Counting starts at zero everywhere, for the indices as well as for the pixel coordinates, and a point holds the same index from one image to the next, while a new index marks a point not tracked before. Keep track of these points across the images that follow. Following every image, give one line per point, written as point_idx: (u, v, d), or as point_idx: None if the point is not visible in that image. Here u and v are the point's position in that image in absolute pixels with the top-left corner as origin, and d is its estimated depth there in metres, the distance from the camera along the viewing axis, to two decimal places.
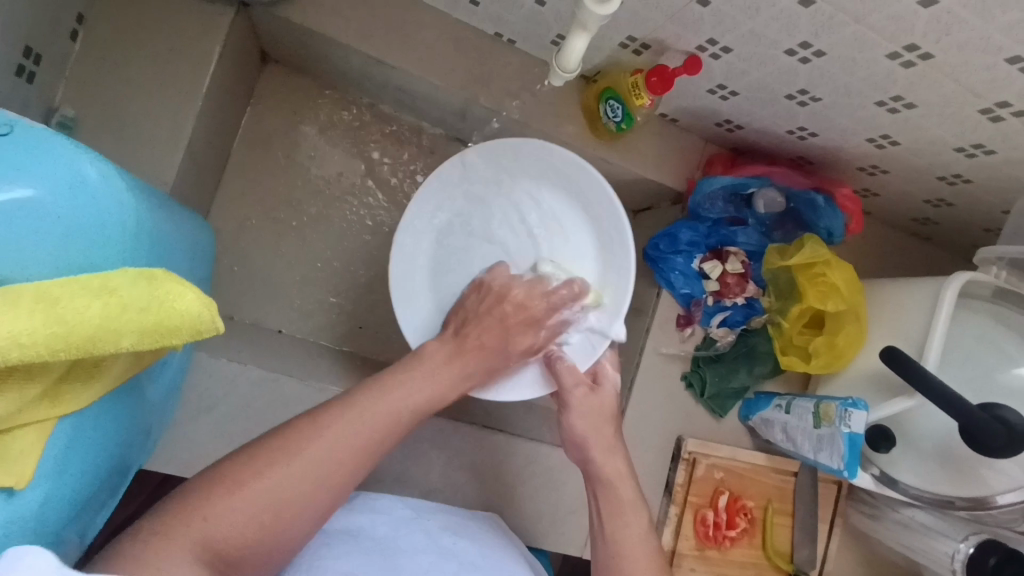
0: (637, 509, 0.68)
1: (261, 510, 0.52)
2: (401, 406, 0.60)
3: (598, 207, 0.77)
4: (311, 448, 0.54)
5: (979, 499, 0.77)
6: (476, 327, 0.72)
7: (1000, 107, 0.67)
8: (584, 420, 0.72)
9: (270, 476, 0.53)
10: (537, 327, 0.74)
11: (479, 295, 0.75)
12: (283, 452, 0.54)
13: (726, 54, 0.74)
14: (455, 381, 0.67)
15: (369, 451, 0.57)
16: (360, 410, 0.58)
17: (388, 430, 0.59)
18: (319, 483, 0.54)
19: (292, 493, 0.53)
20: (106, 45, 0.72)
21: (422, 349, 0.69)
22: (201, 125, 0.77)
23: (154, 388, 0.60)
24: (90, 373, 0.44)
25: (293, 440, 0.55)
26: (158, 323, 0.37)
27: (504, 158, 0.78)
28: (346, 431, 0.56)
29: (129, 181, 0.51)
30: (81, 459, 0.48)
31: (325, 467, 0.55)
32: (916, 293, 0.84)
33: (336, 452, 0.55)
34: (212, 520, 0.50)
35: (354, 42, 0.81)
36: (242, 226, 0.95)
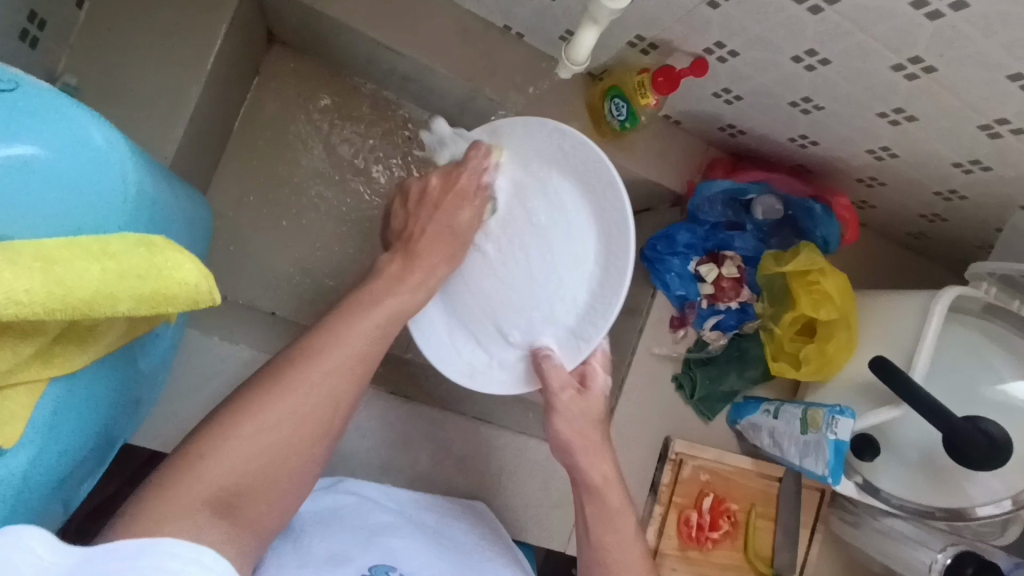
0: (624, 516, 0.69)
1: (263, 437, 0.52)
2: (377, 324, 0.62)
3: (608, 206, 0.68)
4: (301, 373, 0.56)
5: (957, 509, 0.79)
6: (416, 222, 0.74)
7: (999, 124, 0.68)
8: (569, 423, 0.71)
9: (264, 405, 0.53)
10: (469, 199, 0.74)
11: (402, 199, 0.79)
12: (271, 383, 0.55)
13: (733, 58, 0.75)
14: (419, 284, 0.69)
15: (354, 366, 0.59)
16: (339, 333, 0.59)
17: (373, 350, 0.61)
18: (320, 402, 0.56)
19: (294, 415, 0.54)
20: (111, 15, 0.71)
21: (378, 267, 0.71)
22: (204, 101, 0.77)
23: (146, 359, 0.59)
24: (84, 337, 0.44)
25: (276, 370, 0.56)
26: (158, 291, 0.37)
27: (521, 137, 0.72)
28: (329, 350, 0.58)
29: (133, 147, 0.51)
30: (70, 424, 0.48)
31: (317, 381, 0.56)
32: (907, 304, 0.85)
33: (326, 372, 0.57)
34: (208, 459, 0.50)
35: (362, 26, 0.80)
36: (239, 206, 0.95)
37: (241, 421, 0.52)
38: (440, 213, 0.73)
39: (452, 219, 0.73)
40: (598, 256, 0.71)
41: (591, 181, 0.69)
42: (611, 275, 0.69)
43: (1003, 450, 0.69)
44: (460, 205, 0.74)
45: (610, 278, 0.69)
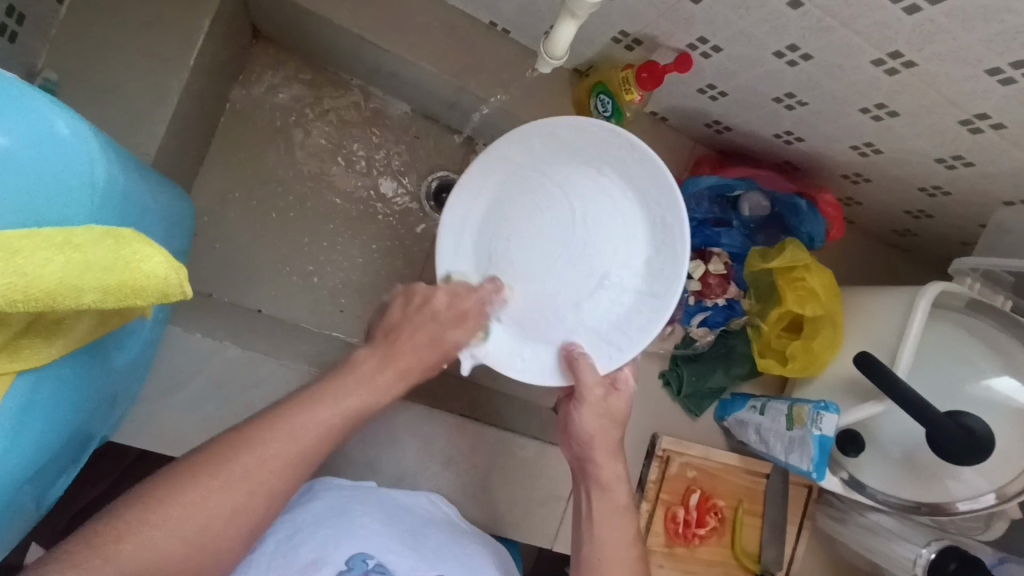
0: (625, 516, 0.69)
1: (187, 532, 0.53)
2: (329, 419, 0.60)
3: (661, 209, 0.69)
4: (243, 459, 0.56)
5: (939, 504, 0.79)
6: (408, 329, 0.68)
7: (979, 119, 0.68)
8: (593, 414, 0.70)
9: (192, 500, 0.53)
10: (466, 321, 0.71)
11: (403, 299, 0.71)
12: (207, 468, 0.55)
13: (716, 53, 0.75)
14: (388, 387, 0.65)
15: (298, 463, 0.58)
16: (284, 422, 0.58)
17: (321, 442, 0.60)
18: (254, 496, 0.56)
19: (224, 504, 0.54)
20: (92, 9, 0.71)
21: (353, 358, 0.66)
22: (187, 96, 0.77)
23: (122, 354, 0.60)
24: (51, 330, 0.43)
25: (211, 455, 0.56)
26: (124, 283, 0.37)
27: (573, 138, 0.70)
28: (269, 444, 0.57)
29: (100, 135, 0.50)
30: (42, 419, 0.48)
31: (257, 474, 0.56)
32: (891, 300, 0.86)
33: (258, 462, 0.56)
34: (131, 539, 0.50)
35: (346, 22, 0.80)
36: (224, 203, 0.95)
37: (168, 502, 0.53)
38: (433, 325, 0.69)
39: (442, 333, 0.69)
40: (645, 268, 0.72)
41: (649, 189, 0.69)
42: (657, 284, 0.71)
43: (983, 445, 0.70)
44: (456, 322, 0.70)
45: (657, 285, 0.71)
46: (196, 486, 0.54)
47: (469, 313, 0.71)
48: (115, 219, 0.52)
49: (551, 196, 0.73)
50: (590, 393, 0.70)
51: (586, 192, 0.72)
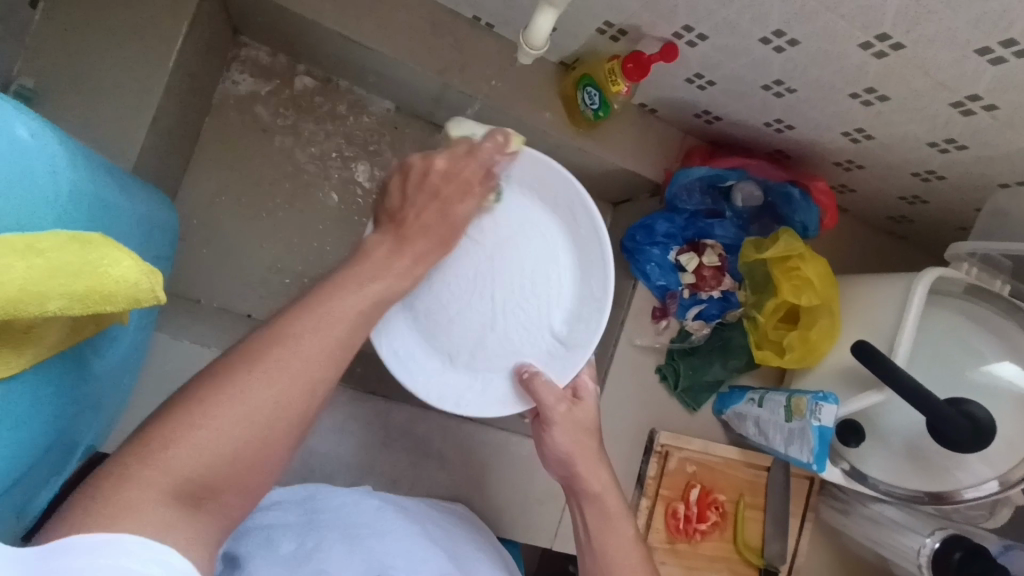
0: (623, 519, 0.69)
1: (242, 429, 0.47)
2: (363, 302, 0.57)
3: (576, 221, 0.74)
4: (275, 357, 0.49)
5: (943, 493, 0.78)
6: (412, 208, 0.67)
7: (971, 101, 0.67)
8: (567, 433, 0.70)
9: (234, 392, 0.47)
10: (471, 191, 0.70)
11: (402, 177, 0.70)
12: (246, 363, 0.49)
13: (702, 42, 0.73)
14: (407, 271, 0.63)
15: (339, 352, 0.53)
16: (318, 312, 0.53)
17: (355, 332, 0.55)
18: (299, 383, 0.50)
19: (275, 395, 0.48)
20: (67, 16, 0.69)
21: (364, 247, 0.64)
22: (167, 102, 0.76)
23: (99, 362, 0.59)
24: (20, 341, 0.42)
25: (242, 352, 0.50)
26: (91, 289, 0.36)
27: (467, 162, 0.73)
28: (309, 336, 0.51)
29: (63, 139, 0.49)
30: (15, 432, 0.47)
31: (299, 367, 0.50)
32: (888, 288, 0.84)
33: (296, 352, 0.50)
34: (173, 446, 0.44)
35: (326, 21, 0.79)
36: (210, 209, 0.93)
37: (205, 398, 0.46)
38: (442, 198, 0.68)
39: (448, 208, 0.68)
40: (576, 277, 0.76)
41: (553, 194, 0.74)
42: (590, 290, 0.74)
43: (985, 433, 0.69)
44: (463, 196, 0.70)
45: (593, 290, 0.74)
46: (239, 373, 0.48)
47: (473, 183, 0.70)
48: (86, 225, 0.51)
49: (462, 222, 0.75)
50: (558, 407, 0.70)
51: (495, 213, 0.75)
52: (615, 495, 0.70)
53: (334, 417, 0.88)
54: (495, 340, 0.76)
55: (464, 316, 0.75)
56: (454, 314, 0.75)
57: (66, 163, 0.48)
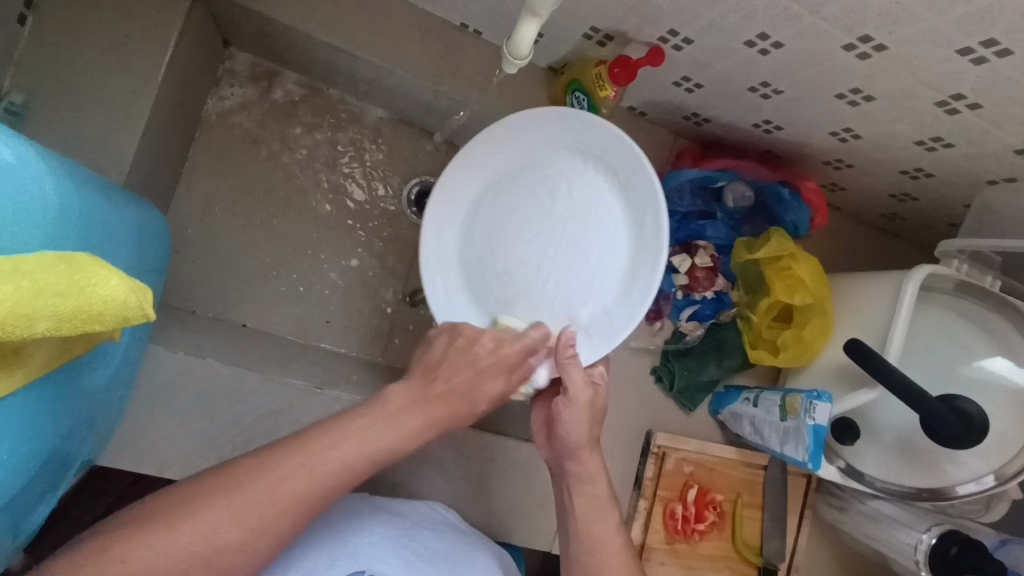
0: (609, 509, 0.70)
1: (197, 560, 0.51)
2: (356, 456, 0.57)
3: (641, 214, 0.72)
4: (255, 496, 0.53)
5: (939, 488, 0.78)
6: (448, 368, 0.66)
7: (955, 100, 0.67)
8: (581, 413, 0.70)
9: (203, 519, 0.51)
10: (512, 373, 0.68)
11: (448, 337, 0.68)
12: (223, 494, 0.52)
13: (688, 46, 0.74)
14: (417, 428, 0.62)
15: (305, 506, 0.55)
16: (307, 459, 0.55)
17: (338, 482, 0.57)
18: (261, 532, 0.53)
19: (233, 535, 0.52)
20: (55, 32, 0.70)
21: (383, 394, 0.63)
22: (158, 115, 0.76)
23: (91, 378, 0.59)
24: (10, 359, 0.42)
25: (227, 479, 0.53)
26: (79, 309, 0.36)
27: (565, 130, 0.73)
28: (292, 485, 0.54)
29: (50, 158, 0.49)
30: (8, 452, 0.47)
31: (267, 515, 0.53)
32: (880, 286, 0.85)
33: (274, 494, 0.53)
34: (130, 562, 0.48)
35: (315, 32, 0.79)
36: (204, 221, 0.94)
37: (181, 515, 0.51)
38: (472, 366, 0.66)
39: (479, 387, 0.66)
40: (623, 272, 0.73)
41: (631, 181, 0.72)
42: (634, 291, 0.72)
43: (979, 431, 0.69)
44: (498, 372, 0.67)
45: (636, 292, 0.71)
46: (215, 503, 0.52)
47: (509, 360, 0.68)
48: (76, 243, 0.52)
49: (536, 182, 0.76)
50: (579, 395, 0.69)
51: (576, 182, 0.75)
52: (604, 483, 0.71)
53: None
54: (529, 305, 0.75)
55: (508, 273, 0.76)
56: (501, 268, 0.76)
57: (53, 181, 0.49)
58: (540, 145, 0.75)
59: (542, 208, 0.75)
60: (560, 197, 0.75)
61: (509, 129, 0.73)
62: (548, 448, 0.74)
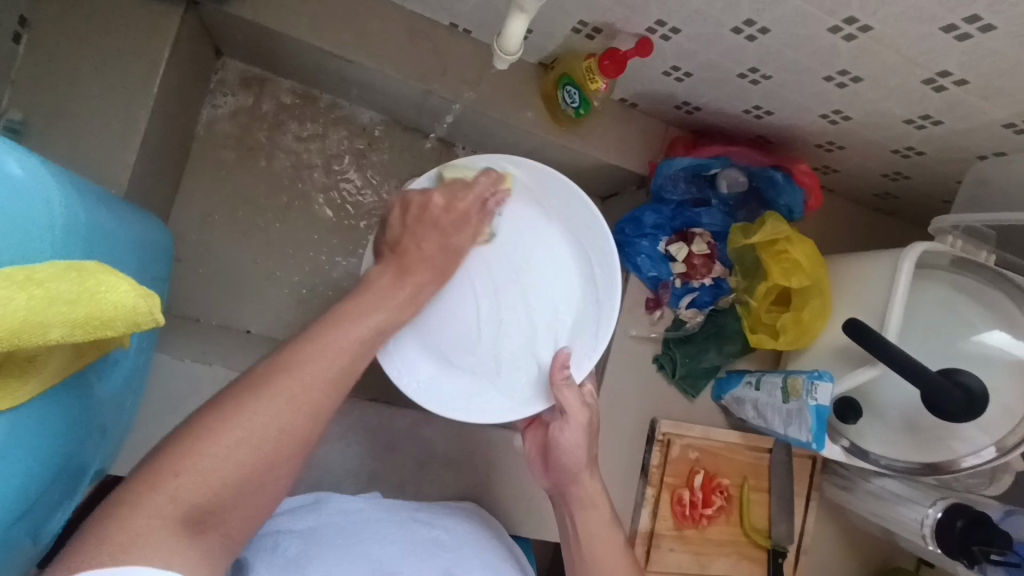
0: (612, 531, 0.73)
1: (244, 451, 0.51)
2: (363, 337, 0.61)
3: (586, 242, 0.80)
4: (281, 385, 0.53)
5: (942, 463, 0.79)
6: (414, 240, 0.72)
7: (942, 77, 0.68)
8: (576, 435, 0.74)
9: (239, 416, 0.51)
10: (469, 222, 0.76)
11: (402, 209, 0.75)
12: (248, 393, 0.53)
13: (676, 35, 0.75)
14: (406, 299, 0.68)
15: (338, 379, 0.57)
16: (322, 342, 0.58)
17: (355, 362, 0.59)
18: (301, 412, 0.54)
19: (274, 425, 0.52)
20: (50, 49, 0.70)
21: (367, 278, 0.69)
22: (155, 125, 0.77)
23: (102, 384, 0.60)
24: (23, 368, 0.43)
25: (250, 380, 0.54)
26: (90, 316, 0.37)
27: (486, 179, 0.77)
28: (309, 364, 0.56)
29: (55, 170, 0.50)
30: (26, 460, 0.48)
31: (298, 394, 0.54)
32: (877, 264, 0.85)
33: (299, 383, 0.54)
34: (184, 471, 0.48)
35: (305, 35, 0.80)
36: (204, 229, 0.95)
37: (223, 420, 0.51)
38: (438, 231, 0.74)
39: (446, 237, 0.74)
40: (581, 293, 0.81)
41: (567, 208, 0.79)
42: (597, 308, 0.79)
43: (979, 402, 0.70)
44: (461, 227, 0.75)
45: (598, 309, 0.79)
46: (247, 403, 0.52)
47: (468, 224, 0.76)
48: (79, 254, 0.52)
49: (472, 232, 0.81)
50: (575, 414, 0.73)
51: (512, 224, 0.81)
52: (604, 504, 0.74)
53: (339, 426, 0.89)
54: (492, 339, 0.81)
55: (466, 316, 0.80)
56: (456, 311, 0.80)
57: (59, 193, 0.49)
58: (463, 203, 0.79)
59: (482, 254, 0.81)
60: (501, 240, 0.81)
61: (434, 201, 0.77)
62: (547, 475, 0.77)
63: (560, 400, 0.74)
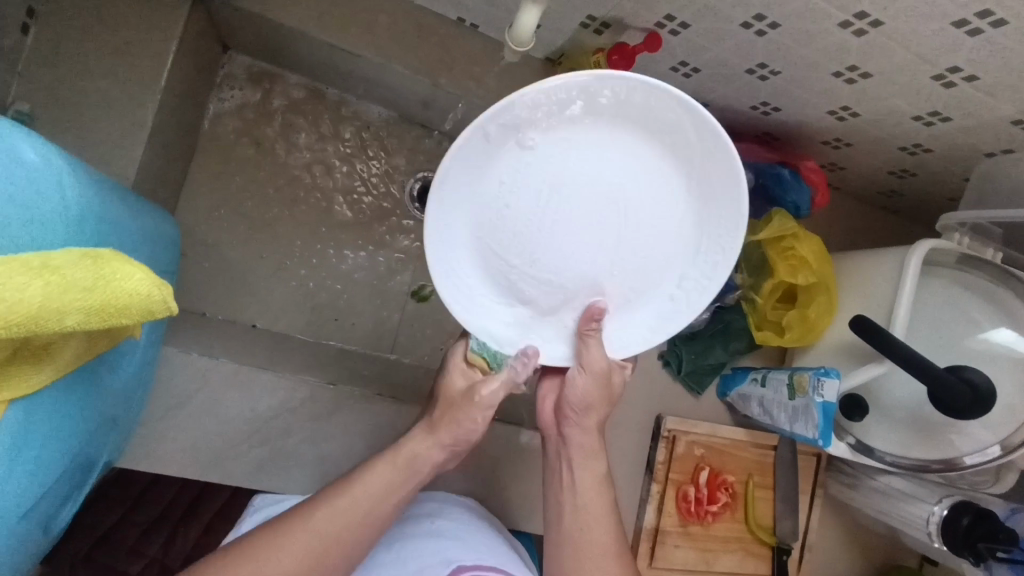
0: (603, 492, 0.72)
1: None
2: (385, 488, 0.65)
3: (710, 216, 0.64)
4: (306, 532, 0.60)
5: (947, 460, 0.79)
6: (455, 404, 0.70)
7: (952, 73, 0.68)
8: (589, 381, 0.69)
9: (270, 557, 0.58)
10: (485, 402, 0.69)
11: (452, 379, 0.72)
12: (276, 536, 0.60)
13: (684, 30, 0.75)
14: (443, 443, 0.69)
15: (363, 523, 0.63)
16: (346, 493, 0.63)
17: (377, 507, 0.64)
18: (323, 555, 0.60)
19: (299, 568, 0.59)
20: (59, 42, 0.70)
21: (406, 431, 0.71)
22: (162, 120, 0.77)
23: (114, 376, 0.60)
24: (39, 356, 0.43)
25: (282, 525, 0.61)
26: (105, 302, 0.37)
27: (643, 100, 0.56)
28: (336, 505, 0.62)
29: (69, 158, 0.50)
30: (38, 450, 0.48)
31: (322, 536, 0.60)
32: (882, 261, 0.86)
33: (327, 525, 0.61)
34: None
35: (313, 30, 0.80)
36: (210, 225, 0.94)
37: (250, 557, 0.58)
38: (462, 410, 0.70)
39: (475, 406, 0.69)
40: (677, 261, 0.67)
41: (713, 183, 0.62)
42: (679, 284, 0.68)
43: (986, 400, 0.70)
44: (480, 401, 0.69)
45: (679, 287, 0.68)
46: (279, 543, 0.59)
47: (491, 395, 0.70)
48: (92, 243, 0.52)
49: (576, 149, 0.59)
50: (596, 371, 0.68)
51: (639, 154, 0.60)
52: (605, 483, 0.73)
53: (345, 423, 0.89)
54: (556, 281, 0.65)
55: (531, 247, 0.63)
56: (526, 233, 0.62)
57: (73, 181, 0.49)
58: (598, 109, 0.57)
59: (585, 175, 0.60)
60: (610, 175, 0.61)
61: (564, 97, 0.55)
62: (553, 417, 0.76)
63: (585, 354, 0.68)
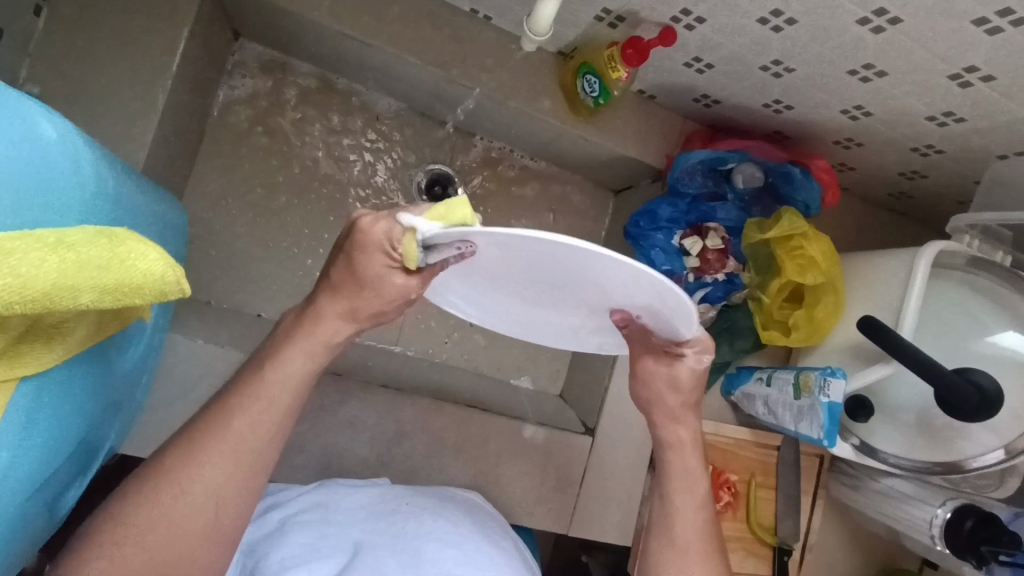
0: (697, 481, 0.71)
1: (208, 500, 0.55)
2: (306, 372, 0.61)
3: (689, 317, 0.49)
4: (224, 439, 0.57)
5: (952, 463, 0.79)
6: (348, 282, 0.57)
7: (969, 72, 0.68)
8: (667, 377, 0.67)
9: (193, 467, 0.55)
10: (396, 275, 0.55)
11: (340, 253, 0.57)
12: (190, 446, 0.56)
13: (700, 25, 0.74)
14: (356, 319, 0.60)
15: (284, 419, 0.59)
16: (259, 390, 0.58)
17: (299, 395, 0.60)
18: (250, 458, 0.57)
19: (225, 478, 0.56)
20: (71, 23, 0.70)
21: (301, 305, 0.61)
22: (172, 104, 0.76)
23: (121, 359, 0.60)
24: (51, 334, 0.43)
25: (194, 436, 0.56)
26: (120, 282, 0.37)
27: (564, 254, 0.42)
28: (253, 403, 0.58)
29: (84, 139, 0.50)
30: (47, 430, 0.48)
31: (248, 442, 0.57)
32: (891, 262, 0.85)
33: (247, 430, 0.57)
34: (128, 539, 0.53)
35: (326, 17, 0.80)
36: (216, 213, 0.94)
37: (166, 477, 0.55)
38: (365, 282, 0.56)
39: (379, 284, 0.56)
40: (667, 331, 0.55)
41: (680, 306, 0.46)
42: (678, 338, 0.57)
43: (993, 402, 0.69)
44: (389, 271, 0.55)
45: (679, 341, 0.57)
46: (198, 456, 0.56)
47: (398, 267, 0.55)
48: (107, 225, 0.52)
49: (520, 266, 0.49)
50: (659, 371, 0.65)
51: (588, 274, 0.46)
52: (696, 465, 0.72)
53: (348, 413, 0.88)
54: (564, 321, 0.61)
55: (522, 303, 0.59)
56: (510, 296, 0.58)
57: (89, 161, 0.49)
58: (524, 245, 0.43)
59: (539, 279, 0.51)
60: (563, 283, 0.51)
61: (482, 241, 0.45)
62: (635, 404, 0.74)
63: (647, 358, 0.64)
